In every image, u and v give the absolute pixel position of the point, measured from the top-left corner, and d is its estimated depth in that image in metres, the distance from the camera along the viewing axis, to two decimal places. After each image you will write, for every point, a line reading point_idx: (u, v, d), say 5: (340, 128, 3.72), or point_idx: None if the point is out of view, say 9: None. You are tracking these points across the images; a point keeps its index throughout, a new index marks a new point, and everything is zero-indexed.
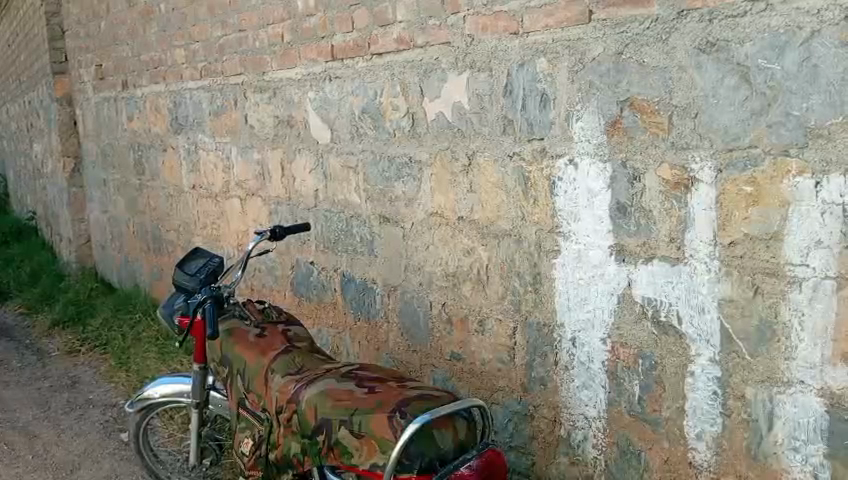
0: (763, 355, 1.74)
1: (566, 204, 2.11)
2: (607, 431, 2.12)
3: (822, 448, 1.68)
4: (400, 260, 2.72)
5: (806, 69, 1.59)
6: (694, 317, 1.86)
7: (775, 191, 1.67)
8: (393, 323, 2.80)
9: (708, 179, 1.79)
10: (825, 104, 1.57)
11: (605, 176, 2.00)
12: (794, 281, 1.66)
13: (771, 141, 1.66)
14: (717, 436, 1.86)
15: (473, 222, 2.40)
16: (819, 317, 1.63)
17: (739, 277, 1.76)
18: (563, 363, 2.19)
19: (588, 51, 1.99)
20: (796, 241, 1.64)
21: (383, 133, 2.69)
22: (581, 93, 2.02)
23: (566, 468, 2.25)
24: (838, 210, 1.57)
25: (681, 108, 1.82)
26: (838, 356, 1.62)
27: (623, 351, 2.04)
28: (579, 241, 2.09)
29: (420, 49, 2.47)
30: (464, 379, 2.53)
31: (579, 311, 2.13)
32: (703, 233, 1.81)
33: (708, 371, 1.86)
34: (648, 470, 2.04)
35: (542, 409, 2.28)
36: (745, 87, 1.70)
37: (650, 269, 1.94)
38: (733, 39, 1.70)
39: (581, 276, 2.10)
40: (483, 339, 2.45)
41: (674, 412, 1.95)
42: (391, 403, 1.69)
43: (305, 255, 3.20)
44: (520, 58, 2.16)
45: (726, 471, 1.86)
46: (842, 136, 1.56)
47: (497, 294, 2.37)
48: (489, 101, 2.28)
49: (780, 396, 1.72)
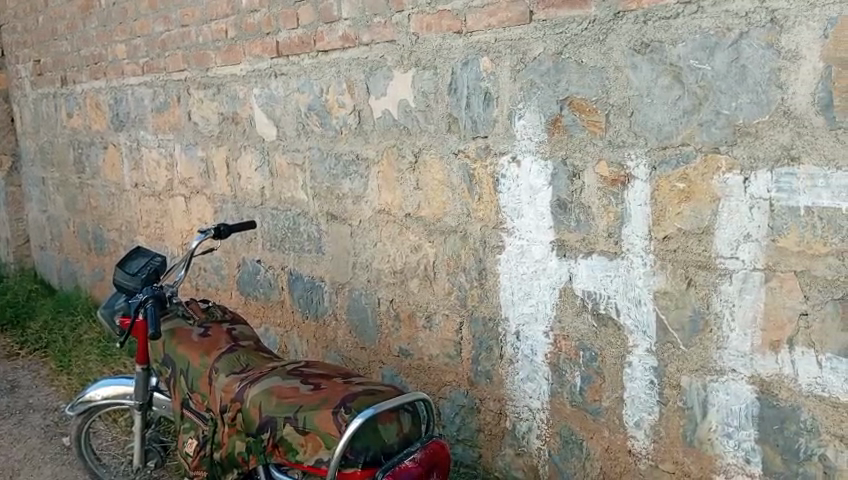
0: (696, 345, 1.81)
1: (509, 201, 2.14)
2: (550, 422, 2.17)
3: (753, 433, 1.75)
4: (348, 258, 2.72)
5: (735, 69, 1.65)
6: (631, 309, 1.92)
7: (706, 186, 1.73)
8: (341, 321, 2.80)
9: (642, 175, 1.85)
10: (752, 103, 1.64)
11: (546, 173, 2.05)
12: (725, 274, 1.73)
13: (701, 139, 1.73)
14: (654, 423, 1.93)
15: (419, 219, 2.43)
16: (748, 307, 1.70)
17: (672, 270, 1.82)
18: (508, 357, 2.24)
19: (529, 51, 2.03)
20: (726, 235, 1.71)
21: (330, 130, 2.69)
22: (522, 92, 2.06)
23: (512, 460, 2.29)
24: (765, 204, 1.64)
25: (617, 107, 1.88)
26: (766, 344, 1.69)
27: (565, 343, 2.09)
28: (522, 237, 2.13)
29: (366, 47, 2.48)
30: (412, 375, 2.56)
31: (523, 305, 2.17)
32: (638, 228, 1.88)
33: (645, 361, 1.92)
34: (590, 459, 2.09)
35: (488, 402, 2.32)
36: (677, 87, 1.76)
37: (589, 263, 1.99)
38: (666, 40, 1.76)
39: (524, 271, 2.15)
40: (430, 335, 2.47)
41: (614, 402, 2.00)
42: (336, 399, 1.70)
43: (252, 254, 3.17)
44: (463, 56, 2.19)
45: (664, 457, 1.93)
46: (768, 134, 1.62)
47: (443, 290, 2.39)
48: (434, 100, 2.30)
49: (713, 384, 1.80)
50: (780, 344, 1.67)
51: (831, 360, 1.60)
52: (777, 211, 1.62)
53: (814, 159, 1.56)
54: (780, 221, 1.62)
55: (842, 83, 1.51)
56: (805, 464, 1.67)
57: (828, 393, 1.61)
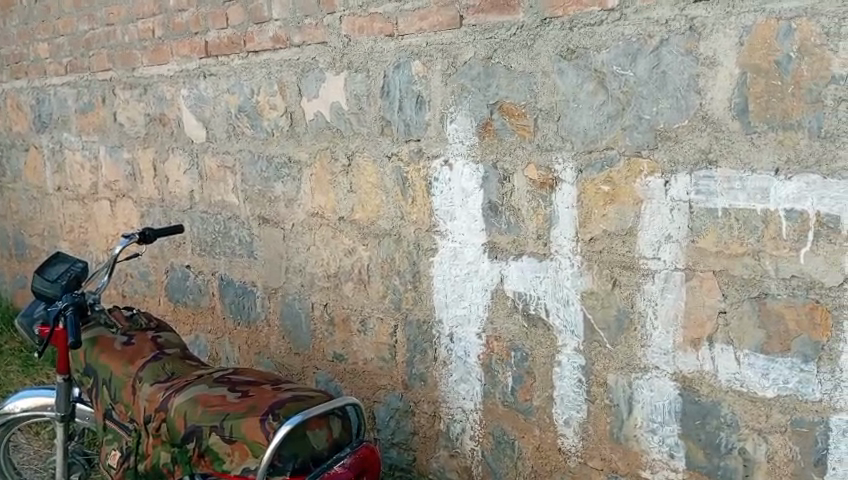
0: (622, 343, 1.86)
1: (442, 204, 2.16)
2: (483, 423, 2.19)
3: (676, 428, 1.80)
4: (281, 262, 2.68)
5: (656, 76, 1.70)
6: (560, 309, 1.96)
7: (629, 189, 1.78)
8: (274, 326, 2.76)
9: (569, 179, 1.89)
10: (672, 108, 1.69)
11: (478, 176, 2.07)
12: (648, 274, 1.78)
13: (625, 143, 1.78)
14: (583, 421, 1.97)
15: (352, 222, 2.42)
16: (670, 306, 1.76)
17: (599, 270, 1.87)
18: (442, 359, 2.25)
19: (460, 55, 2.04)
20: (649, 236, 1.76)
21: (261, 132, 2.65)
22: (453, 96, 2.08)
23: (446, 461, 2.30)
24: (684, 206, 1.70)
25: (545, 111, 1.91)
26: (687, 342, 1.75)
27: (497, 344, 2.11)
28: (455, 239, 2.15)
29: (297, 48, 2.45)
30: (346, 380, 2.54)
31: (456, 307, 2.18)
32: (566, 230, 1.91)
33: (573, 360, 1.96)
34: (521, 458, 2.12)
35: (423, 405, 2.32)
36: (601, 92, 1.80)
37: (520, 265, 2.02)
38: (591, 46, 1.80)
39: (457, 273, 2.16)
40: (364, 339, 2.46)
41: (545, 400, 2.04)
42: (264, 405, 1.67)
43: (181, 259, 3.10)
44: (395, 60, 2.19)
45: (592, 454, 1.97)
46: (687, 138, 1.68)
47: (378, 293, 2.39)
48: (367, 102, 2.29)
49: (638, 382, 1.84)
50: (701, 341, 1.73)
51: (748, 356, 1.66)
52: (697, 213, 1.68)
53: (731, 162, 1.62)
54: (699, 223, 1.68)
55: (756, 89, 1.57)
56: (726, 457, 1.73)
57: (746, 388, 1.68)
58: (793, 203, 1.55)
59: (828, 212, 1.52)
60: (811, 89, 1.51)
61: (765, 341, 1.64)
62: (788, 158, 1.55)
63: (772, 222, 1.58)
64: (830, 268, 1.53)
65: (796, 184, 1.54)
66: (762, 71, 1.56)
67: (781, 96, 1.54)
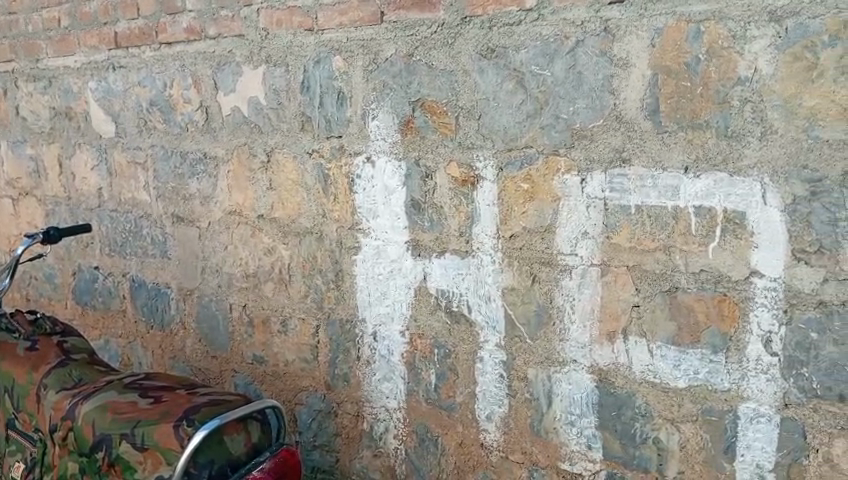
0: (541, 338, 1.89)
1: (365, 202, 2.13)
2: (406, 421, 2.18)
3: (593, 420, 1.85)
4: (196, 262, 2.59)
5: (572, 76, 1.74)
6: (481, 306, 1.98)
7: (548, 187, 1.82)
8: (190, 329, 2.66)
9: (490, 177, 1.91)
10: (588, 108, 1.73)
11: (400, 174, 2.05)
12: (565, 269, 1.82)
13: (543, 142, 1.81)
14: (504, 416, 1.99)
15: (271, 220, 2.36)
16: (586, 300, 1.80)
17: (519, 267, 1.89)
18: (365, 358, 2.22)
19: (381, 51, 2.02)
20: (566, 233, 1.80)
21: (175, 127, 2.55)
22: (375, 92, 2.06)
23: (369, 461, 2.28)
24: (600, 203, 1.74)
25: (466, 109, 1.92)
26: (603, 335, 1.79)
27: (420, 342, 2.11)
28: (377, 237, 2.13)
29: (213, 41, 2.38)
30: (267, 382, 2.48)
31: (379, 305, 2.16)
32: (487, 227, 1.93)
33: (495, 355, 1.98)
34: (444, 455, 2.13)
35: (345, 405, 2.30)
36: (520, 91, 1.82)
37: (443, 262, 2.02)
38: (510, 46, 1.82)
39: (380, 271, 2.14)
40: (285, 340, 2.41)
41: (467, 397, 2.05)
42: (177, 411, 1.61)
43: (89, 259, 2.95)
44: (315, 54, 2.15)
45: (513, 448, 1.99)
46: (602, 137, 1.72)
47: (299, 293, 2.34)
48: (286, 97, 2.24)
49: (557, 375, 1.88)
50: (616, 335, 1.77)
51: (661, 348, 1.72)
52: (612, 210, 1.73)
53: (643, 161, 1.67)
54: (614, 219, 1.72)
55: (668, 90, 1.62)
56: (641, 447, 1.79)
57: (659, 379, 1.74)
58: (702, 200, 1.61)
59: (734, 209, 1.57)
60: (718, 90, 1.56)
61: (677, 333, 1.70)
62: (697, 157, 1.61)
63: (683, 219, 1.64)
64: (736, 262, 1.59)
65: (704, 182, 1.60)
66: (673, 72, 1.61)
67: (690, 97, 1.60)
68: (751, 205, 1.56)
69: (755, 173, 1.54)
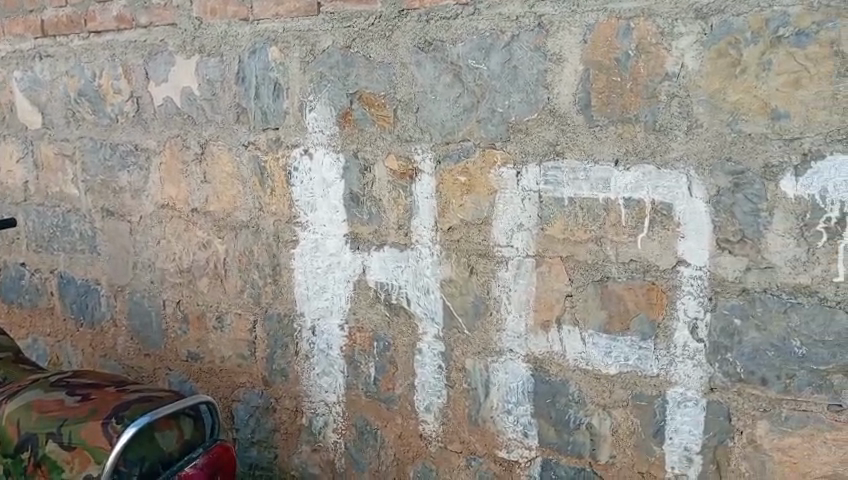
0: (479, 328, 1.91)
1: (302, 194, 2.11)
2: (346, 415, 2.17)
3: (529, 408, 1.88)
4: (128, 258, 2.52)
5: (508, 71, 1.76)
6: (420, 298, 1.99)
7: (485, 180, 1.84)
8: (122, 326, 2.59)
9: (428, 169, 1.91)
10: (523, 102, 1.76)
11: (338, 166, 2.04)
12: (502, 261, 1.85)
13: (480, 135, 1.82)
14: (443, 406, 2.01)
15: (206, 213, 2.31)
16: (522, 291, 1.83)
17: (457, 259, 1.91)
18: (304, 352, 2.21)
19: (318, 43, 2.01)
20: (503, 224, 1.83)
21: (104, 118, 2.47)
22: (312, 84, 2.04)
23: (308, 456, 2.27)
24: (535, 195, 1.77)
25: (404, 102, 1.92)
26: (538, 325, 1.83)
27: (360, 335, 2.11)
28: (316, 230, 2.11)
29: (144, 30, 2.31)
30: (203, 379, 2.43)
31: (317, 299, 2.15)
32: (426, 220, 1.94)
33: (434, 347, 2.00)
34: (384, 447, 2.13)
35: (283, 400, 2.27)
36: (458, 85, 1.83)
37: (381, 255, 2.02)
38: (447, 39, 1.83)
39: (318, 265, 2.13)
40: (221, 336, 2.37)
41: (406, 389, 2.06)
42: (107, 408, 1.56)
43: (13, 256, 2.83)
44: (250, 45, 2.11)
45: (451, 438, 2.01)
46: (536, 131, 1.75)
47: (235, 288, 2.30)
48: (220, 88, 2.20)
49: (495, 365, 1.91)
50: (551, 324, 1.81)
51: (593, 336, 1.77)
52: (546, 202, 1.76)
53: (576, 154, 1.71)
54: (549, 211, 1.76)
55: (599, 85, 1.66)
56: (575, 433, 1.83)
57: (591, 366, 1.78)
58: (632, 192, 1.66)
59: (662, 200, 1.63)
60: (647, 85, 1.61)
61: (608, 321, 1.74)
62: (627, 150, 1.65)
63: (613, 210, 1.69)
64: (664, 252, 1.65)
65: (634, 174, 1.65)
66: (604, 67, 1.65)
67: (620, 92, 1.64)
68: (677, 196, 1.61)
69: (681, 166, 1.60)
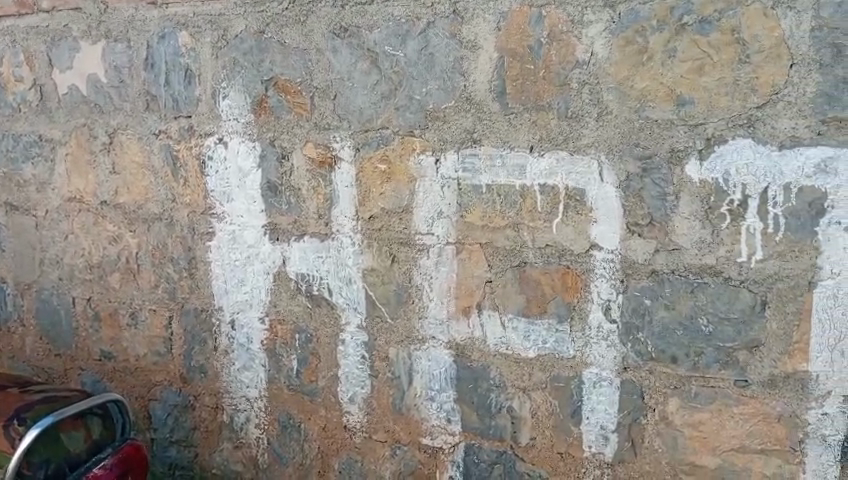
0: (401, 317, 1.91)
1: (218, 185, 2.06)
2: (268, 409, 2.14)
3: (452, 394, 1.90)
4: (34, 254, 2.39)
5: (424, 58, 1.76)
6: (342, 288, 1.97)
7: (404, 168, 1.83)
8: (29, 327, 2.46)
9: (347, 157, 1.89)
10: (440, 89, 1.76)
11: (254, 155, 2.00)
12: (423, 248, 1.85)
13: (398, 122, 1.82)
14: (366, 397, 2.00)
15: (116, 206, 2.22)
16: (443, 279, 1.84)
17: (378, 248, 1.90)
18: (223, 347, 2.15)
19: (230, 28, 1.95)
20: (422, 212, 1.83)
21: (4, 107, 2.33)
22: (225, 70, 1.98)
23: (230, 453, 2.22)
24: (453, 183, 1.78)
25: (320, 89, 1.89)
26: (459, 311, 1.84)
27: (281, 328, 2.07)
28: (233, 222, 2.06)
29: (46, 14, 2.20)
30: (118, 378, 2.35)
31: (236, 293, 2.10)
32: (346, 209, 1.92)
33: (356, 337, 1.98)
34: (308, 440, 2.10)
35: (203, 398, 2.22)
36: (375, 72, 1.82)
37: (301, 245, 1.99)
38: (362, 26, 1.81)
39: (236, 257, 2.08)
40: (136, 333, 2.28)
41: (329, 380, 2.04)
42: (8, 411, 1.54)
43: None
44: (160, 30, 2.04)
45: (376, 428, 2.01)
46: (454, 118, 1.76)
47: (149, 283, 2.22)
48: (128, 75, 2.11)
49: (417, 353, 1.91)
50: (472, 310, 1.83)
51: (512, 320, 1.80)
52: (464, 189, 1.77)
53: (493, 141, 1.73)
54: (467, 198, 1.77)
55: (513, 73, 1.68)
56: (496, 417, 1.86)
57: (511, 350, 1.81)
58: (546, 178, 1.69)
59: (575, 186, 1.66)
60: (559, 73, 1.64)
61: (527, 306, 1.77)
62: (541, 137, 1.68)
63: (529, 196, 1.71)
64: (578, 236, 1.68)
65: (548, 161, 1.68)
66: (517, 55, 1.67)
67: (534, 79, 1.66)
68: (589, 182, 1.65)
69: (592, 152, 1.64)
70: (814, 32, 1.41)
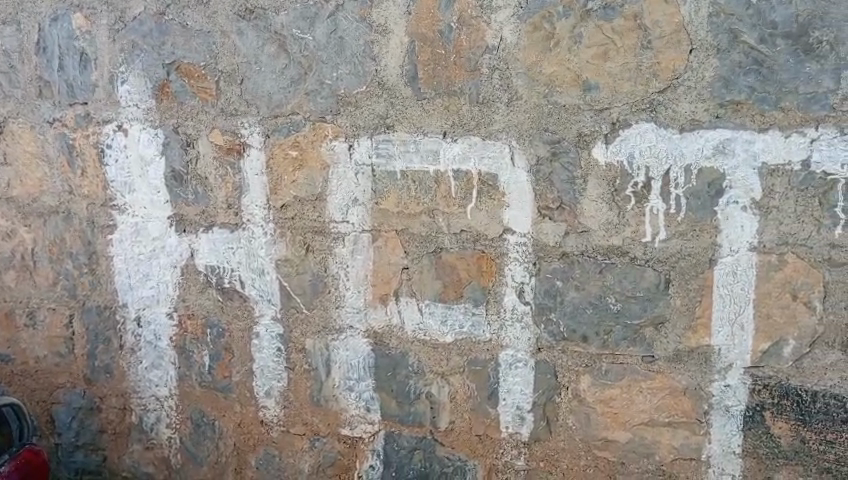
0: (317, 307, 1.88)
1: (118, 175, 1.96)
2: (179, 408, 2.06)
3: (370, 383, 1.88)
4: None
5: (334, 41, 1.73)
6: (255, 280, 1.91)
7: (316, 154, 1.79)
8: None
9: (257, 144, 1.84)
10: (351, 74, 1.73)
11: (157, 143, 1.91)
12: (338, 237, 1.82)
13: (309, 108, 1.78)
14: (283, 390, 1.96)
15: (8, 200, 2.08)
16: (359, 267, 1.82)
17: (291, 237, 1.86)
18: (129, 346, 2.06)
19: (128, 9, 1.86)
20: (336, 199, 1.80)
21: None
22: (123, 54, 1.88)
23: (141, 455, 2.14)
24: (367, 170, 1.76)
25: (227, 73, 1.83)
26: (376, 299, 1.83)
27: (191, 323, 2.00)
28: (136, 214, 1.97)
29: None
30: (16, 383, 2.20)
31: (142, 288, 2.01)
32: (256, 198, 1.86)
33: (271, 329, 1.93)
34: (222, 437, 2.04)
35: (110, 399, 2.12)
36: (283, 55, 1.77)
37: (211, 237, 1.92)
38: (269, 8, 1.76)
39: (141, 251, 1.99)
40: (34, 334, 2.15)
41: (244, 375, 1.98)
42: None
43: None
44: (51, 11, 1.92)
45: (293, 421, 1.97)
46: (366, 104, 1.74)
47: (47, 280, 2.09)
48: (18, 59, 1.98)
49: (334, 343, 1.89)
50: (389, 298, 1.82)
51: (429, 306, 1.80)
52: (378, 175, 1.75)
53: (405, 127, 1.71)
54: (382, 185, 1.75)
55: (424, 57, 1.67)
56: (415, 403, 1.86)
57: (429, 336, 1.81)
58: (460, 164, 1.69)
59: (487, 171, 1.68)
60: (470, 58, 1.64)
61: (443, 290, 1.78)
62: (453, 123, 1.68)
63: (443, 182, 1.71)
64: (492, 221, 1.70)
65: (461, 146, 1.68)
66: (428, 39, 1.67)
67: (445, 64, 1.66)
68: (502, 167, 1.67)
69: (504, 136, 1.65)
70: (712, 18, 1.47)
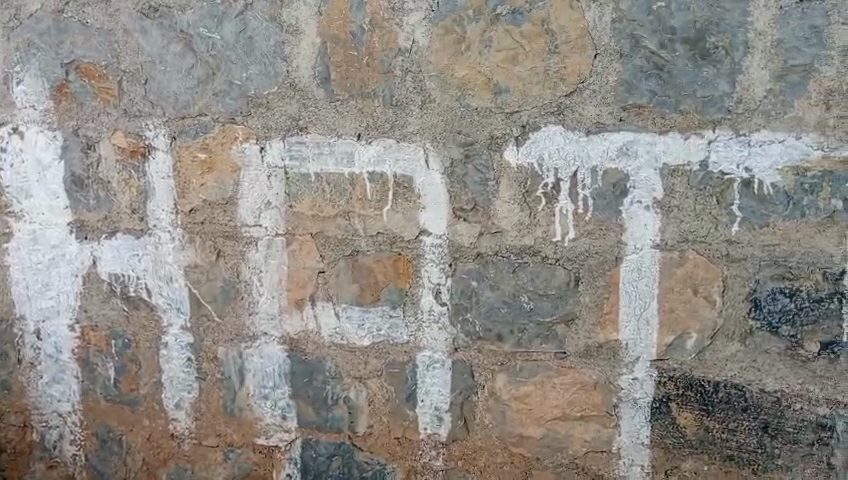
0: (230, 314, 1.83)
1: (14, 180, 1.85)
2: (84, 424, 1.96)
3: (286, 390, 1.84)
4: None
5: (243, 41, 1.68)
6: (162, 288, 1.84)
7: (226, 157, 1.74)
8: None
9: (163, 147, 1.77)
10: (261, 75, 1.70)
11: (55, 146, 1.81)
12: (251, 241, 1.77)
13: (217, 109, 1.73)
14: (195, 401, 1.89)
15: None
16: (273, 272, 1.78)
17: (201, 242, 1.80)
18: (28, 361, 1.95)
19: (24, 6, 1.77)
20: (248, 203, 1.75)
21: None
22: (19, 53, 1.79)
23: (42, 475, 2.02)
24: (280, 172, 1.72)
25: (130, 73, 1.75)
26: (291, 304, 1.79)
27: (94, 334, 1.90)
28: (33, 220, 1.86)
29: None
30: None
31: (41, 299, 1.90)
32: (163, 202, 1.79)
33: (181, 338, 1.86)
34: (130, 453, 1.95)
35: (9, 416, 2.00)
36: (189, 55, 1.71)
37: (114, 244, 1.83)
38: (174, 6, 1.69)
39: (39, 260, 1.88)
40: None
41: (152, 388, 1.90)
42: None
43: None
44: None
45: (206, 433, 1.91)
46: (278, 105, 1.71)
47: None
48: None
49: (248, 351, 1.84)
50: (304, 302, 1.79)
51: (346, 310, 1.78)
52: (292, 178, 1.72)
53: (319, 129, 1.69)
54: (295, 188, 1.72)
55: (337, 59, 1.66)
56: (333, 408, 1.84)
57: (346, 340, 1.80)
58: (374, 166, 1.68)
59: (402, 174, 1.68)
60: (382, 60, 1.64)
61: (360, 294, 1.76)
62: (368, 124, 1.67)
63: (359, 185, 1.70)
64: (407, 223, 1.70)
65: (376, 148, 1.68)
66: (340, 41, 1.65)
67: (359, 66, 1.65)
68: (416, 169, 1.67)
69: (418, 138, 1.66)
70: (614, 24, 1.53)
